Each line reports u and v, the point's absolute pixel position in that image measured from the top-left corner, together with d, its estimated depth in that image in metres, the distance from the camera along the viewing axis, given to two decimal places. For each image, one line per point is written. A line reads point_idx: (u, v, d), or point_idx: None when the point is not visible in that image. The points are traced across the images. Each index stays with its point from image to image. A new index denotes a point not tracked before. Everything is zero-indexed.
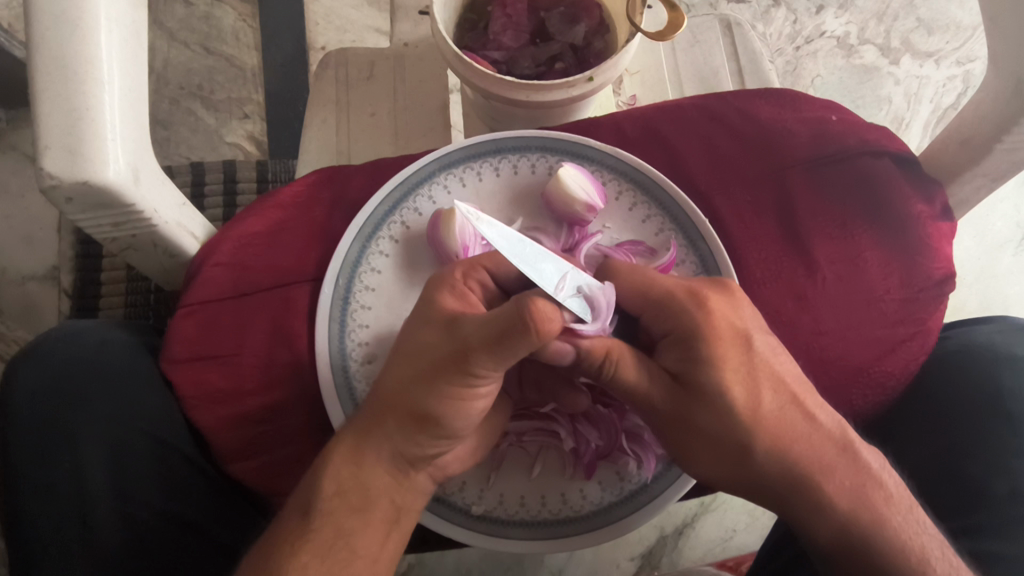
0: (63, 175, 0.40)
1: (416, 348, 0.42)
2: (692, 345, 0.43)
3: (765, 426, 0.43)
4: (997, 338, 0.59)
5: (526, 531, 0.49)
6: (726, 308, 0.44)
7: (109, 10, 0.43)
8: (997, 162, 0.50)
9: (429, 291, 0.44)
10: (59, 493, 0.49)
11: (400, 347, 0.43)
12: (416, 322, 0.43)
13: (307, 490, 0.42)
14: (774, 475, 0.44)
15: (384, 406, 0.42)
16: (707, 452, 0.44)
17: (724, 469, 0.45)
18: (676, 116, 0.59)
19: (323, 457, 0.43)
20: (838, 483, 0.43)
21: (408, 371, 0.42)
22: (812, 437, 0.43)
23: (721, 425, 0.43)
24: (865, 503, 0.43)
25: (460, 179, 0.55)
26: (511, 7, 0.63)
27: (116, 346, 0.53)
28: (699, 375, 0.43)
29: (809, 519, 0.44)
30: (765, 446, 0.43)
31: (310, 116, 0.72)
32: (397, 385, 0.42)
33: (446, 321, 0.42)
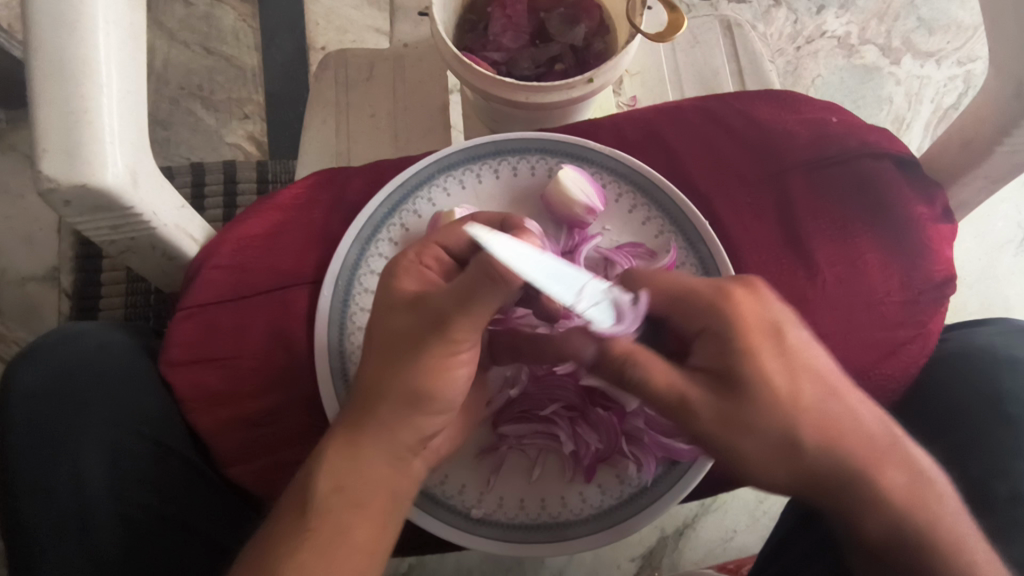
0: (61, 178, 0.40)
1: (387, 335, 0.43)
2: (725, 337, 0.42)
3: (807, 419, 0.41)
4: (997, 341, 0.58)
5: (527, 534, 0.48)
6: (747, 299, 0.43)
7: (108, 13, 0.43)
8: (998, 164, 0.50)
9: (387, 279, 0.45)
10: (58, 493, 0.48)
11: (372, 338, 0.44)
12: (380, 309, 0.44)
13: (303, 484, 0.41)
14: (829, 477, 0.41)
15: (368, 393, 0.42)
16: (758, 454, 0.41)
17: (782, 470, 0.41)
18: (677, 117, 0.59)
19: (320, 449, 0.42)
20: (890, 479, 0.41)
21: (382, 355, 0.42)
22: (857, 431, 0.41)
23: (769, 424, 0.41)
24: (920, 502, 0.41)
25: (460, 180, 0.55)
26: (510, 7, 0.63)
27: (116, 349, 0.53)
28: (737, 366, 0.41)
29: (869, 521, 0.41)
30: (815, 442, 0.41)
31: (310, 117, 0.72)
32: (378, 372, 0.42)
33: (408, 303, 0.43)
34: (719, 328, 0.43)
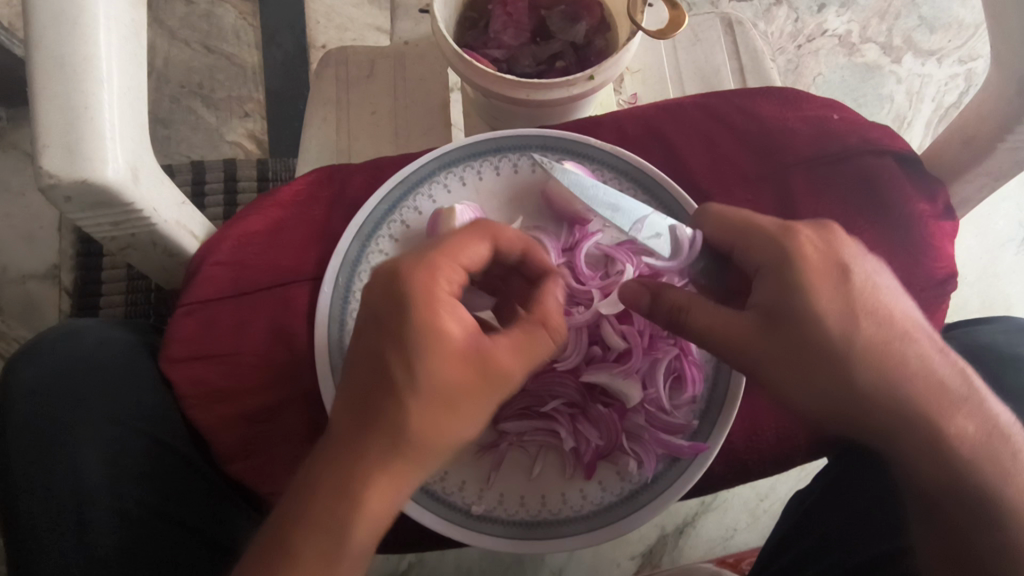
0: (63, 174, 0.40)
1: (439, 377, 0.37)
2: (788, 273, 0.42)
3: (863, 356, 0.42)
4: (1001, 339, 0.58)
5: (527, 531, 0.48)
6: (815, 238, 0.43)
7: (108, 9, 0.43)
8: (1000, 161, 0.50)
9: (420, 301, 0.38)
10: (56, 489, 0.47)
11: (411, 372, 0.37)
12: (422, 339, 0.37)
13: (331, 515, 0.35)
14: (882, 418, 0.42)
15: (409, 432, 0.37)
16: (808, 390, 0.43)
17: (833, 405, 0.43)
18: (678, 114, 0.59)
19: (352, 489, 0.36)
20: (959, 427, 0.41)
21: (432, 400, 0.37)
22: (925, 376, 0.42)
23: (825, 367, 0.42)
24: (989, 451, 0.41)
25: (460, 177, 0.55)
26: (511, 5, 0.63)
27: (115, 345, 0.53)
28: (793, 302, 0.42)
29: (928, 466, 0.42)
30: (870, 378, 0.42)
31: (310, 114, 0.72)
32: (425, 415, 0.37)
33: (458, 344, 0.38)
34: (779, 263, 0.43)
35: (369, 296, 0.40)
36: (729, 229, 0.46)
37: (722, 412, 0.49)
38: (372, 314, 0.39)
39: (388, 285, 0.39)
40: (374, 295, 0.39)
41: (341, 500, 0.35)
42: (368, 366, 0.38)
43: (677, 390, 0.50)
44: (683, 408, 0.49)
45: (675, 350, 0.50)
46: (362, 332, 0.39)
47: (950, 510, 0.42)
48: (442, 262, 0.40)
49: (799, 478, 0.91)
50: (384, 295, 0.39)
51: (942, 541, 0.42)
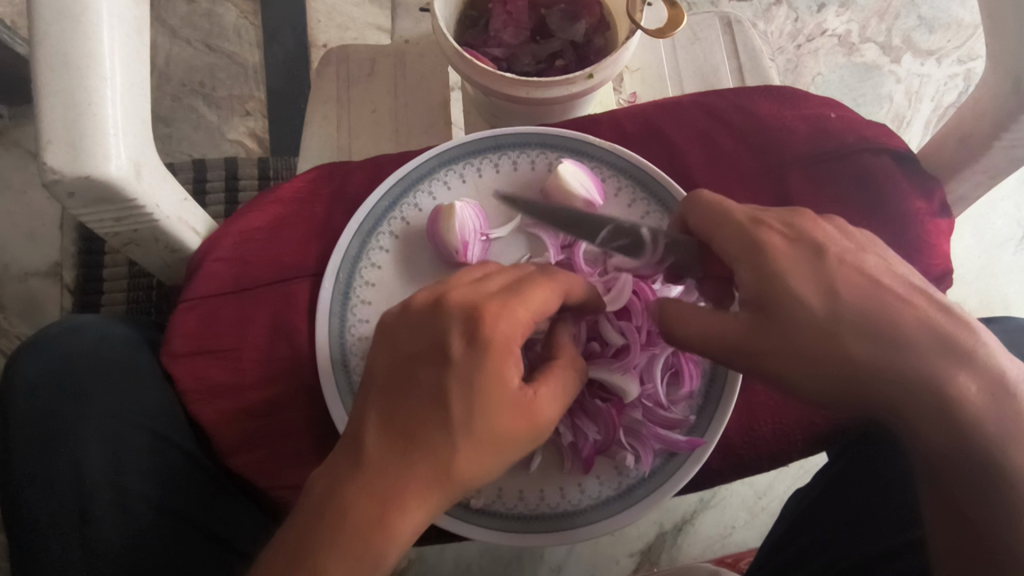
0: (66, 170, 0.40)
1: (494, 425, 0.36)
2: (760, 261, 0.42)
3: (851, 330, 0.40)
4: (999, 339, 0.59)
5: (525, 525, 0.49)
6: (781, 228, 0.43)
7: (111, 7, 0.43)
8: (996, 158, 0.51)
9: (495, 346, 0.36)
10: (59, 484, 0.49)
11: (468, 414, 0.35)
12: (485, 387, 0.36)
13: (353, 527, 0.33)
14: (886, 391, 0.39)
15: (452, 474, 0.35)
16: (808, 372, 0.40)
17: (834, 385, 0.40)
18: (677, 112, 0.59)
19: (382, 521, 0.33)
20: (959, 389, 0.37)
21: (481, 447, 0.35)
22: (922, 337, 0.39)
23: (816, 349, 0.40)
24: (997, 410, 0.37)
25: (460, 175, 0.55)
26: (512, 3, 0.64)
27: (116, 341, 0.53)
28: (772, 290, 0.41)
29: (930, 428, 0.38)
30: (866, 349, 0.39)
31: (311, 112, 0.73)
32: (471, 459, 0.35)
33: (516, 393, 0.37)
34: (752, 248, 0.43)
35: (436, 321, 0.38)
36: (704, 220, 0.45)
37: (720, 406, 0.49)
38: (438, 342, 0.37)
39: (462, 319, 0.37)
40: (443, 324, 0.37)
41: (370, 530, 0.33)
42: (421, 394, 0.36)
43: (674, 385, 0.50)
44: (681, 403, 0.50)
45: (673, 345, 0.50)
46: (421, 355, 0.37)
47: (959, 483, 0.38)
48: (516, 305, 0.38)
49: (797, 476, 0.92)
50: (457, 328, 0.37)
51: (948, 511, 0.38)
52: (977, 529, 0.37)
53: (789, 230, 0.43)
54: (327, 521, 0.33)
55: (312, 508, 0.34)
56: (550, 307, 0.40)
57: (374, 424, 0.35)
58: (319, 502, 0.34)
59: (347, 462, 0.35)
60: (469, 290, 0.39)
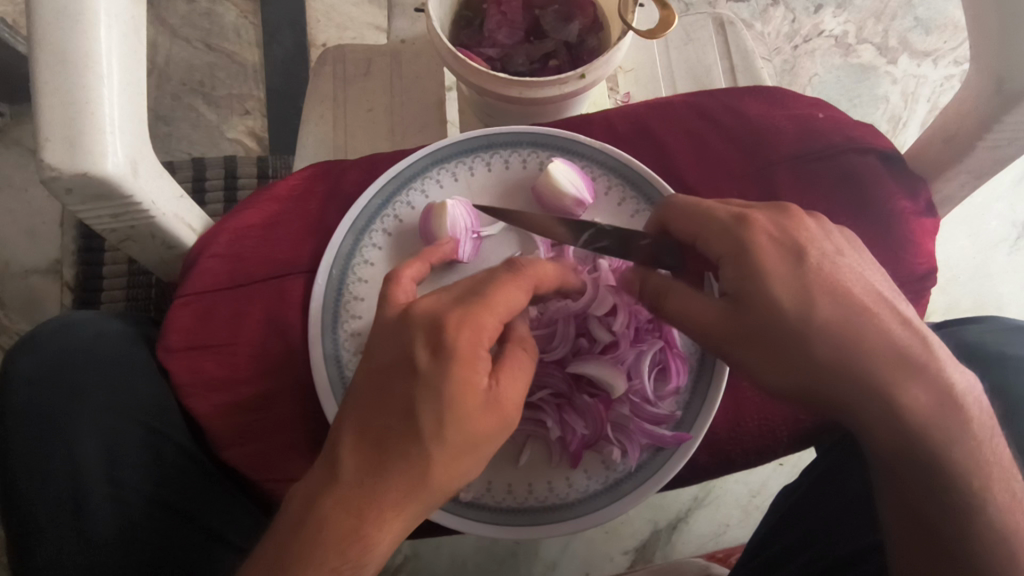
0: (64, 167, 0.41)
1: (465, 432, 0.36)
2: (743, 259, 0.42)
3: (823, 329, 0.41)
4: (985, 338, 0.59)
5: (514, 518, 0.49)
6: (769, 225, 0.43)
7: (109, 6, 0.44)
8: (980, 158, 0.51)
9: (459, 353, 0.36)
10: (53, 478, 0.48)
11: (439, 423, 0.36)
12: (453, 397, 0.36)
13: (332, 540, 0.33)
14: (845, 393, 0.41)
15: (428, 482, 0.35)
16: (771, 367, 0.42)
17: (795, 380, 0.42)
18: (668, 112, 0.60)
19: (358, 533, 0.34)
20: (911, 397, 0.40)
21: (453, 452, 0.36)
22: (883, 346, 0.41)
23: (782, 345, 0.41)
24: (942, 422, 0.40)
25: (453, 173, 0.56)
26: (506, 4, 0.65)
27: (112, 337, 0.53)
28: (754, 287, 0.42)
29: (882, 430, 0.41)
30: (829, 351, 0.41)
31: (307, 112, 0.73)
32: (445, 467, 0.36)
33: (485, 398, 0.37)
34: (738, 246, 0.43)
35: (403, 333, 0.38)
36: (690, 214, 0.46)
37: (705, 403, 0.50)
38: (406, 354, 0.37)
39: (426, 330, 0.37)
40: (409, 335, 0.37)
41: (346, 544, 0.33)
42: (392, 406, 0.36)
43: (661, 380, 0.51)
44: (668, 399, 0.51)
45: (660, 342, 0.51)
46: (391, 367, 0.37)
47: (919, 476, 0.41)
48: (480, 311, 0.38)
49: (791, 474, 0.92)
50: (422, 340, 0.37)
51: (901, 510, 0.42)
52: (928, 521, 0.40)
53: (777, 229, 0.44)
54: (304, 536, 0.34)
55: (289, 523, 0.34)
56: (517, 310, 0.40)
57: (348, 439, 0.36)
58: (295, 519, 0.34)
59: (323, 477, 0.35)
60: (435, 299, 0.39)
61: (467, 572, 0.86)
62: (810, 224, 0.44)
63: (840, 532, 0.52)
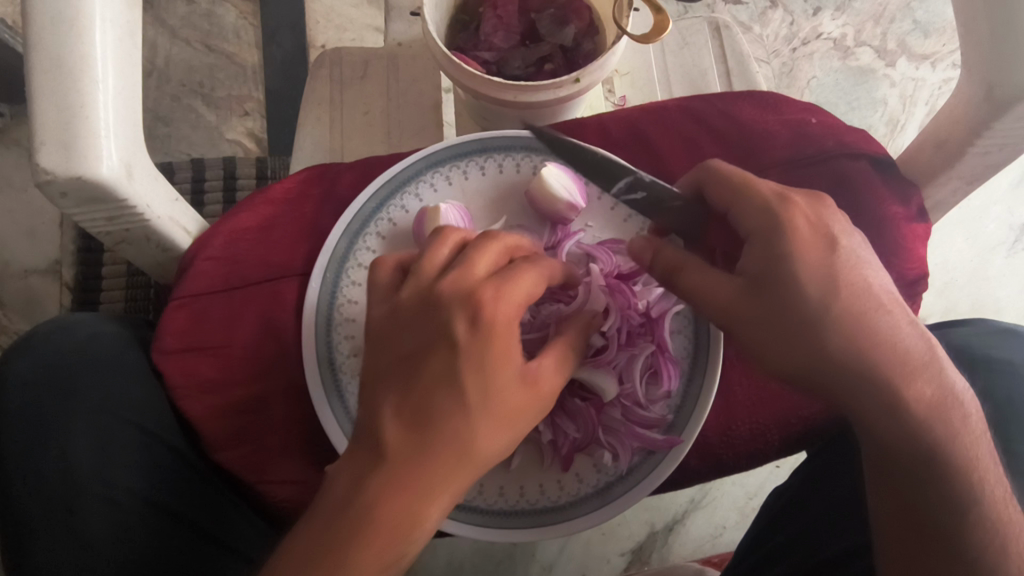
0: (58, 171, 0.41)
1: (504, 407, 0.38)
2: (774, 241, 0.42)
3: (834, 328, 0.41)
4: (973, 341, 0.59)
5: (506, 521, 0.50)
6: (808, 211, 0.43)
7: (104, 11, 0.44)
8: (971, 164, 0.52)
9: (496, 328, 0.38)
10: (46, 478, 0.48)
11: (480, 399, 0.37)
12: (492, 375, 0.38)
13: (388, 514, 0.35)
14: (846, 386, 0.41)
15: (472, 455, 0.37)
16: (779, 348, 0.42)
17: (799, 362, 0.42)
18: (661, 116, 0.60)
19: (412, 508, 0.35)
20: (915, 392, 0.41)
21: (495, 423, 0.38)
22: (893, 345, 0.41)
23: (793, 331, 0.42)
24: (941, 415, 0.41)
25: (446, 177, 0.56)
26: (501, 8, 0.65)
27: (107, 340, 0.54)
28: (782, 269, 0.42)
29: (883, 425, 0.41)
30: (842, 345, 0.41)
31: (304, 114, 0.74)
32: (488, 438, 0.37)
33: (520, 374, 0.39)
34: (769, 231, 0.43)
35: (435, 312, 0.39)
36: (722, 196, 0.46)
37: (696, 407, 0.50)
38: (442, 332, 0.38)
39: (462, 308, 0.38)
40: (444, 314, 0.38)
41: (403, 518, 0.35)
42: (432, 383, 0.37)
43: (653, 384, 0.51)
44: (660, 403, 0.51)
45: (652, 346, 0.51)
46: (427, 344, 0.38)
47: (917, 478, 0.41)
48: (511, 290, 0.39)
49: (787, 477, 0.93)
50: (459, 315, 0.38)
51: (893, 498, 0.42)
52: (922, 521, 0.40)
53: (814, 216, 0.43)
54: (358, 515, 0.35)
55: (338, 504, 0.35)
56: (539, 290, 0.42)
57: (389, 418, 0.37)
58: (344, 499, 0.35)
59: (368, 458, 0.36)
60: (463, 276, 0.39)
61: (464, 573, 0.86)
62: (838, 217, 0.44)
63: (828, 534, 0.52)
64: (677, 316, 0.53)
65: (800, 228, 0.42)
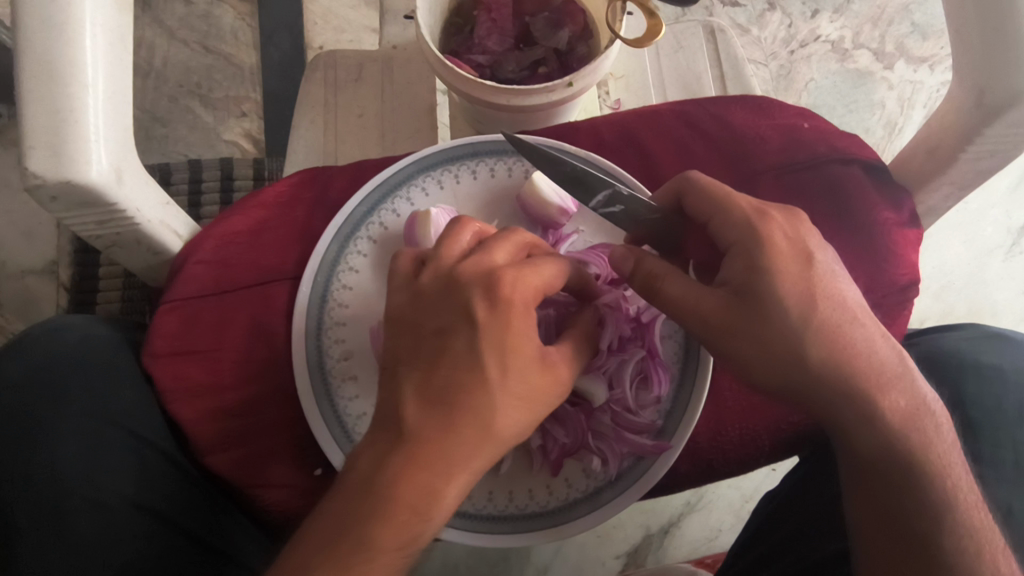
0: (47, 175, 0.41)
1: (522, 388, 0.38)
2: (753, 254, 0.43)
3: (816, 343, 0.42)
4: (963, 345, 0.59)
5: (495, 527, 0.50)
6: (785, 225, 0.44)
7: (94, 15, 0.44)
8: (962, 171, 0.52)
9: (514, 306, 0.39)
10: (34, 481, 0.49)
11: (501, 376, 0.38)
12: (512, 353, 0.38)
13: (409, 488, 0.35)
14: (830, 394, 0.43)
15: (492, 432, 0.37)
16: (764, 363, 0.43)
17: (781, 374, 0.43)
18: (654, 120, 0.60)
19: (434, 482, 0.36)
20: (892, 402, 0.43)
21: (514, 401, 0.38)
22: (869, 357, 0.43)
23: (778, 344, 0.42)
24: (915, 424, 0.44)
25: (438, 181, 0.56)
26: (495, 11, 0.65)
27: (96, 342, 0.54)
28: (760, 283, 0.42)
29: (861, 434, 0.44)
30: (822, 354, 0.42)
31: (299, 116, 0.74)
32: (508, 415, 0.38)
33: (538, 355, 0.40)
34: (747, 245, 0.43)
35: (455, 292, 0.40)
36: (699, 207, 0.46)
37: (686, 413, 0.50)
38: (462, 311, 0.39)
39: (479, 286, 0.39)
40: (464, 294, 0.39)
41: (425, 493, 0.36)
42: (453, 362, 0.38)
43: (643, 389, 0.51)
44: (650, 408, 0.51)
45: (641, 351, 0.51)
46: (447, 326, 0.39)
47: (888, 479, 0.43)
48: (529, 273, 0.40)
49: None
50: (478, 294, 0.39)
51: (867, 502, 0.44)
52: (901, 521, 0.43)
53: (790, 230, 0.44)
54: (381, 491, 0.35)
55: (359, 481, 0.36)
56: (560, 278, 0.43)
57: (409, 398, 0.38)
58: (364, 477, 0.36)
59: (389, 437, 0.37)
60: (480, 260, 0.41)
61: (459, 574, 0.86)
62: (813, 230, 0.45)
63: (811, 539, 0.53)
64: (667, 321, 0.53)
65: (778, 242, 0.43)
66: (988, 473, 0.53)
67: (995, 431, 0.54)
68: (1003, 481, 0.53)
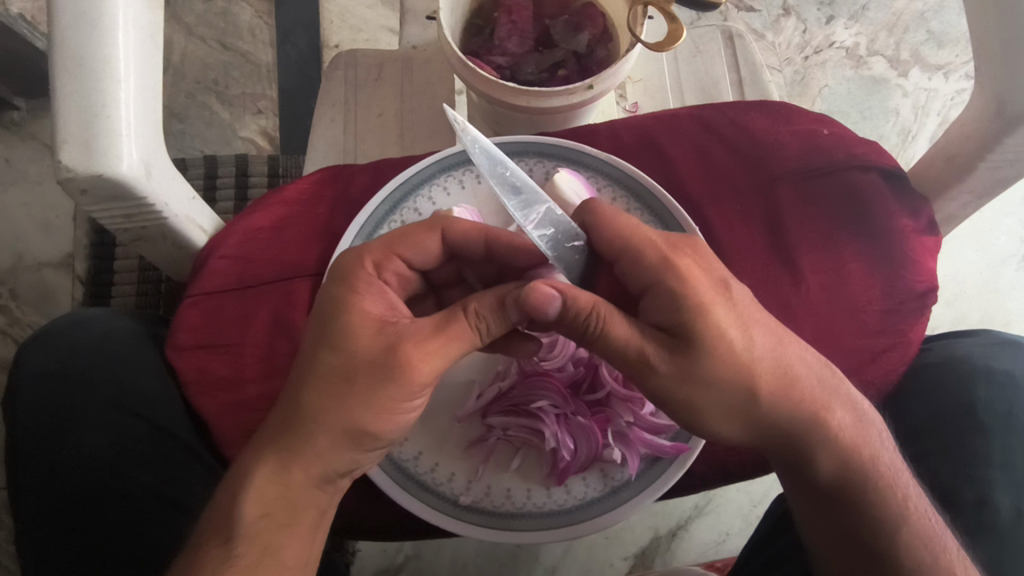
0: (78, 168, 0.42)
1: (341, 360, 0.40)
2: None
3: (761, 371, 0.41)
4: (976, 350, 0.59)
5: (509, 521, 0.50)
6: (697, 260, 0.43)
7: (127, 12, 0.45)
8: (981, 179, 0.52)
9: (340, 280, 0.43)
10: (63, 471, 0.51)
11: (314, 346, 0.41)
12: (343, 338, 0.40)
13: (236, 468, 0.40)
14: (781, 414, 0.42)
15: (297, 409, 0.39)
16: (716, 411, 0.41)
17: (734, 419, 0.42)
18: (672, 124, 0.60)
19: (241, 475, 0.39)
20: (838, 419, 0.43)
21: (328, 379, 0.39)
22: None
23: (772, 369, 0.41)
24: None
25: (460, 180, 0.57)
26: (516, 14, 0.65)
27: (120, 334, 0.54)
28: None
29: (823, 461, 0.43)
30: (771, 390, 0.41)
31: (319, 114, 0.74)
32: (321, 393, 0.39)
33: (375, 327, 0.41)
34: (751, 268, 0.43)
35: None
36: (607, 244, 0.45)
37: None
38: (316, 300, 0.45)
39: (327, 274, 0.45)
40: None
41: (233, 487, 0.39)
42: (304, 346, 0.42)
43: None
44: None
45: None
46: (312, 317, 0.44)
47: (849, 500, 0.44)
48: (369, 254, 0.44)
49: None
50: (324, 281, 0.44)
51: (824, 520, 0.45)
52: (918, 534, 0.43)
53: None
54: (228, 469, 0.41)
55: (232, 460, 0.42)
56: (432, 252, 0.47)
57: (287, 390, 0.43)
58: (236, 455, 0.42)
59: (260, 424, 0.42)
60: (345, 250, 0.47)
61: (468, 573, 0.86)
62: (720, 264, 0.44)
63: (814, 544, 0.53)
64: None
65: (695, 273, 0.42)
66: (997, 477, 0.54)
67: (1007, 436, 0.55)
68: (1011, 485, 0.54)
